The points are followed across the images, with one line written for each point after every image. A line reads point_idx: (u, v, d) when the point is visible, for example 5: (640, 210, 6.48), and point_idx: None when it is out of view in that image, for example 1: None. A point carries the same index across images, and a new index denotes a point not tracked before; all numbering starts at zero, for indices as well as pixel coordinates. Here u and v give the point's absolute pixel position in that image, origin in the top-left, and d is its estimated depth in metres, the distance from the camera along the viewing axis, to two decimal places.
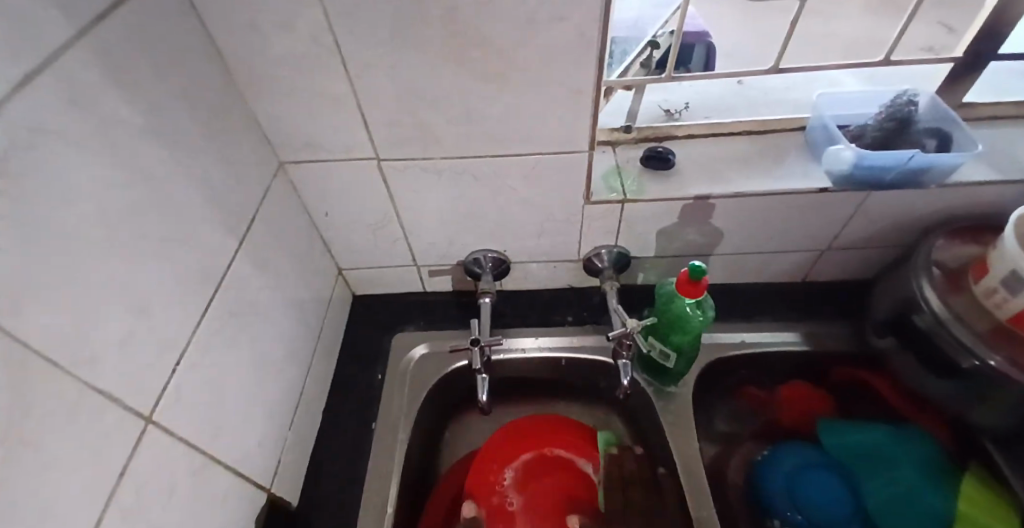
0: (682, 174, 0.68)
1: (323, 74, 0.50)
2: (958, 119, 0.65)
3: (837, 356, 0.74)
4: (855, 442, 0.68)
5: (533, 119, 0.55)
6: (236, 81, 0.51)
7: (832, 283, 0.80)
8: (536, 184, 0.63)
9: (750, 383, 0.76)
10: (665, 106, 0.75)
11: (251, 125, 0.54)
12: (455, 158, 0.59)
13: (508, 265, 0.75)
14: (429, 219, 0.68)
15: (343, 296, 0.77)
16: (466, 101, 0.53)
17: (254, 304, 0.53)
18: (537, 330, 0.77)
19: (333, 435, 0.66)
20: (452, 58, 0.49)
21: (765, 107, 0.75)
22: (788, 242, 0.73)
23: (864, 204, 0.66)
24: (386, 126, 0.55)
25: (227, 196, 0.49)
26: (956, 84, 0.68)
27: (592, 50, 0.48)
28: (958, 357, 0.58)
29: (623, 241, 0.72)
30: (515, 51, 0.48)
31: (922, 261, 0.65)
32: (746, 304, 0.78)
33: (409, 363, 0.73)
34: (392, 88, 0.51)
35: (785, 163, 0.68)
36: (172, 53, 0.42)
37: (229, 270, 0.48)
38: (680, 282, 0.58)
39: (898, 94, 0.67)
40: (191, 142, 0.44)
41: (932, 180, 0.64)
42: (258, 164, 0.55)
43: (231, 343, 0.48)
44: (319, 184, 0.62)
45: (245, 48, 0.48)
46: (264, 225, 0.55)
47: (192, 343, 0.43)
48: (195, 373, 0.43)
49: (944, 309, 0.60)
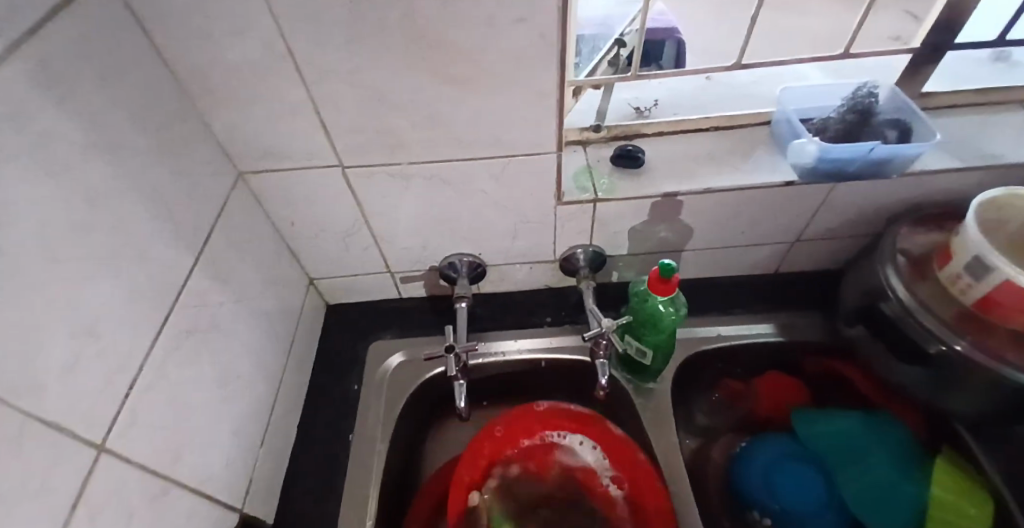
0: (652, 172, 0.68)
1: (281, 82, 0.49)
2: (917, 109, 0.66)
3: (810, 346, 0.75)
4: (831, 432, 0.68)
5: (500, 122, 0.54)
6: (190, 90, 0.49)
7: (804, 273, 0.81)
8: (506, 187, 0.63)
9: (727, 376, 0.77)
10: (634, 103, 0.75)
11: (208, 135, 0.52)
12: (422, 163, 0.58)
13: (483, 267, 0.75)
14: (399, 225, 0.67)
15: (316, 306, 0.76)
16: (430, 105, 0.52)
17: (217, 320, 0.51)
18: (514, 332, 0.76)
19: (308, 449, 0.65)
20: (413, 62, 0.48)
21: (732, 102, 0.75)
22: (758, 236, 0.74)
23: (830, 196, 0.67)
24: (349, 133, 0.54)
25: (183, 210, 0.47)
26: (917, 74, 0.70)
27: (555, 52, 0.48)
28: (926, 344, 0.60)
29: (597, 240, 0.72)
30: (477, 54, 0.48)
31: (887, 250, 0.66)
32: (720, 298, 0.79)
33: (386, 372, 0.72)
34: (353, 94, 0.50)
35: (752, 158, 0.69)
36: (116, 63, 0.40)
37: (187, 286, 0.47)
38: (650, 281, 0.58)
39: (858, 86, 0.68)
40: (141, 155, 0.43)
41: (894, 171, 0.65)
42: (217, 175, 0.53)
43: (192, 362, 0.47)
44: (283, 193, 0.61)
45: (197, 57, 0.46)
46: (225, 238, 0.54)
47: (148, 364, 0.41)
48: (153, 395, 0.42)
49: (910, 298, 0.61)
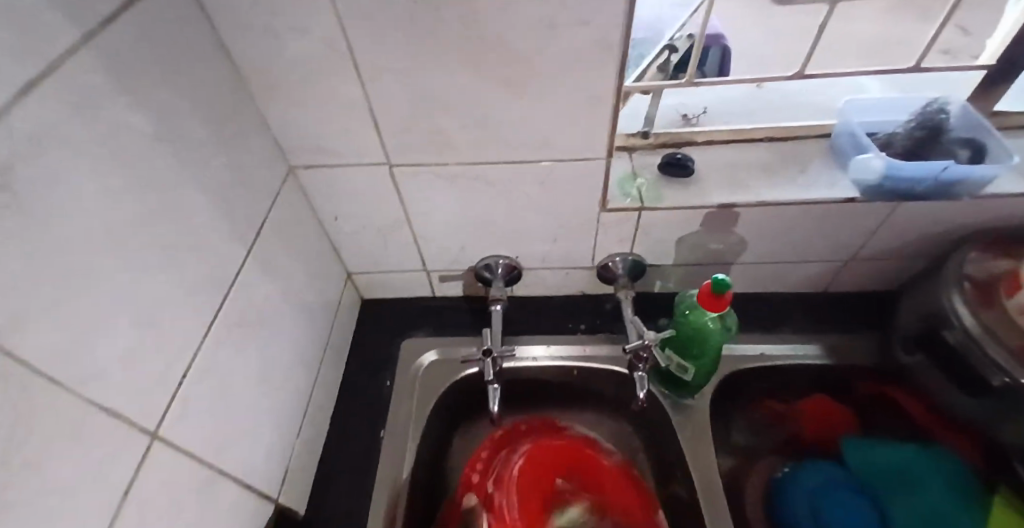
0: (702, 182, 0.66)
1: (334, 78, 0.49)
2: (993, 128, 0.62)
3: (861, 370, 0.72)
4: (881, 461, 0.64)
5: (551, 126, 0.53)
6: (245, 84, 0.49)
7: (855, 293, 0.78)
8: (550, 192, 0.61)
9: (768, 396, 0.75)
10: (682, 110, 0.73)
11: (260, 127, 0.52)
12: (469, 164, 0.58)
13: (520, 271, 0.73)
14: (440, 224, 0.66)
15: (351, 299, 0.76)
16: (481, 106, 0.51)
17: (262, 311, 0.51)
18: (548, 338, 0.75)
19: (341, 444, 0.65)
20: (469, 63, 0.47)
21: (787, 112, 0.72)
22: (811, 252, 0.71)
23: (893, 215, 0.64)
24: (399, 131, 0.54)
25: (235, 201, 0.48)
26: (990, 92, 0.66)
27: (613, 58, 0.47)
28: (986, 373, 0.57)
29: (639, 249, 0.71)
30: (534, 55, 0.47)
31: (952, 275, 0.63)
32: (764, 314, 0.77)
33: (420, 369, 0.72)
34: (407, 93, 0.50)
35: (809, 172, 0.66)
36: (182, 56, 0.41)
37: (236, 277, 0.47)
38: (701, 295, 0.56)
39: (929, 102, 0.65)
40: (199, 149, 0.43)
41: (964, 192, 0.62)
42: (268, 168, 0.54)
43: (239, 353, 0.47)
44: (329, 188, 0.61)
45: (254, 51, 0.47)
46: (272, 231, 0.54)
47: (198, 356, 0.41)
48: (202, 385, 0.42)
49: (976, 325, 0.58)
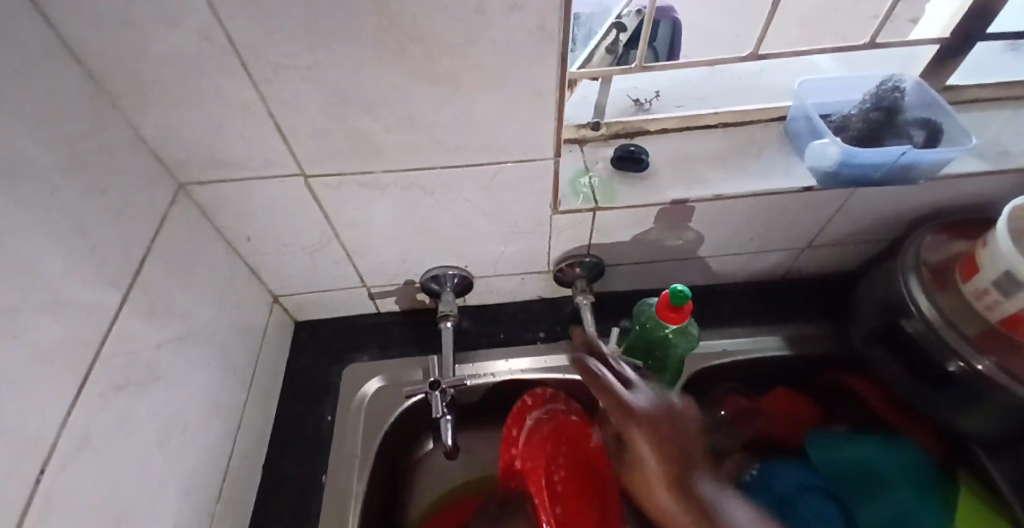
0: (657, 175, 0.61)
1: (219, 79, 0.40)
2: (947, 107, 0.61)
3: (821, 359, 0.71)
4: (846, 458, 0.64)
5: (491, 126, 0.47)
6: (105, 90, 0.40)
7: (810, 278, 0.77)
8: (495, 196, 0.55)
9: (733, 392, 0.72)
10: (633, 95, 0.68)
11: (132, 141, 0.43)
12: (398, 171, 0.50)
13: (471, 280, 0.68)
14: (376, 238, 0.59)
15: (281, 324, 0.68)
16: (407, 107, 0.44)
17: (155, 366, 0.43)
18: (504, 350, 0.70)
19: (278, 491, 0.58)
20: (387, 58, 0.39)
21: (741, 95, 0.69)
22: (768, 243, 0.68)
23: (849, 202, 0.62)
24: (311, 139, 0.46)
25: (102, 236, 0.39)
26: (942, 68, 0.64)
27: (556, 46, 0.40)
28: (941, 359, 0.56)
29: (595, 250, 0.66)
30: (464, 48, 0.39)
31: (909, 261, 0.61)
32: (724, 307, 0.74)
33: (363, 400, 0.65)
34: (314, 94, 0.42)
35: (764, 158, 0.63)
36: (13, 60, 0.31)
37: (112, 330, 0.39)
38: (659, 307, 0.52)
39: (883, 80, 0.62)
40: (45, 180, 0.34)
41: (920, 176, 0.60)
42: (150, 192, 0.45)
43: (125, 423, 0.39)
44: (233, 206, 0.52)
45: (109, 50, 0.37)
46: (162, 265, 0.45)
47: (64, 438, 0.33)
48: (75, 474, 0.34)
49: (933, 313, 0.56)
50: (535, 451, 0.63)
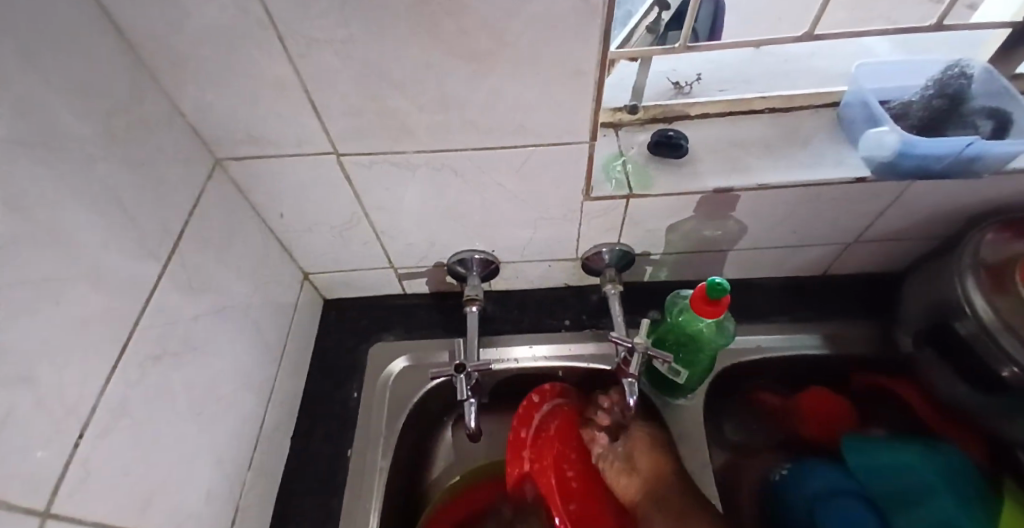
0: (695, 162, 0.59)
1: (254, 53, 0.39)
2: (1019, 95, 0.56)
3: (861, 359, 0.68)
4: (883, 463, 0.62)
5: (525, 106, 0.45)
6: (144, 63, 0.40)
7: (854, 275, 0.73)
8: (526, 180, 0.54)
9: (766, 388, 0.70)
10: (673, 78, 0.65)
11: (169, 116, 0.43)
12: (430, 152, 0.49)
13: (498, 265, 0.67)
14: (405, 219, 0.59)
15: (311, 302, 0.69)
16: (440, 86, 0.43)
17: (190, 338, 0.44)
18: (530, 337, 0.69)
19: (304, 464, 0.60)
20: (422, 33, 0.38)
21: (790, 78, 0.65)
22: (812, 236, 0.65)
23: (904, 195, 0.58)
24: (344, 117, 0.45)
25: (140, 209, 0.39)
26: (1012, 55, 0.59)
27: (597, 22, 0.38)
28: (996, 365, 0.52)
29: (627, 238, 0.64)
30: (501, 23, 0.38)
31: (967, 259, 0.57)
32: (759, 302, 0.71)
33: (388, 380, 0.66)
34: (347, 70, 0.41)
35: (813, 147, 0.59)
36: (54, 32, 0.32)
37: (149, 302, 0.39)
38: (696, 299, 0.50)
39: (948, 65, 0.58)
40: (84, 152, 0.34)
41: (985, 170, 0.56)
42: (187, 166, 0.45)
43: (159, 392, 0.40)
44: (266, 183, 0.53)
45: (148, 22, 0.37)
46: (197, 239, 0.46)
47: (102, 405, 0.34)
48: (112, 439, 0.35)
49: (990, 314, 0.52)
50: (545, 450, 0.63)
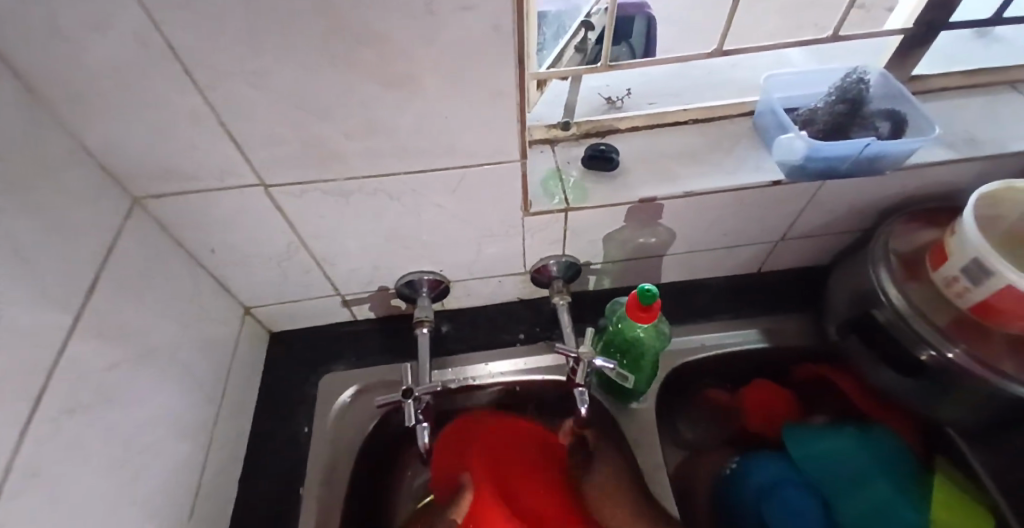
0: (628, 174, 0.61)
1: (165, 87, 0.39)
2: (911, 97, 0.61)
3: (797, 351, 0.71)
4: (823, 449, 0.64)
5: (451, 128, 0.46)
6: (46, 104, 0.39)
7: (787, 272, 0.77)
8: (463, 200, 0.55)
9: (713, 385, 0.74)
10: (604, 93, 0.68)
11: (80, 155, 0.42)
12: (363, 178, 0.49)
13: (447, 285, 0.67)
14: (346, 246, 0.58)
15: (254, 336, 0.67)
16: (365, 112, 0.43)
17: (111, 387, 0.42)
18: (483, 354, 0.70)
19: (253, 508, 0.57)
20: (340, 63, 0.39)
21: (711, 90, 0.69)
22: (742, 237, 0.68)
23: (818, 195, 0.62)
24: (269, 149, 0.45)
25: (46, 255, 0.37)
26: (907, 58, 0.64)
27: (512, 48, 0.40)
28: (913, 349, 0.56)
29: (571, 250, 0.65)
30: (417, 50, 0.39)
31: (880, 250, 0.62)
32: (702, 302, 0.74)
33: (339, 412, 0.64)
34: (267, 102, 0.41)
35: (735, 153, 0.63)
36: None
37: (62, 353, 0.37)
38: (629, 307, 0.52)
39: (848, 72, 0.62)
40: None
41: (887, 167, 0.60)
42: (101, 206, 0.43)
43: (77, 448, 0.38)
44: (194, 218, 0.51)
45: (47, 64, 0.36)
46: (118, 281, 0.44)
47: (11, 468, 0.32)
48: (25, 504, 0.33)
49: (903, 301, 0.57)
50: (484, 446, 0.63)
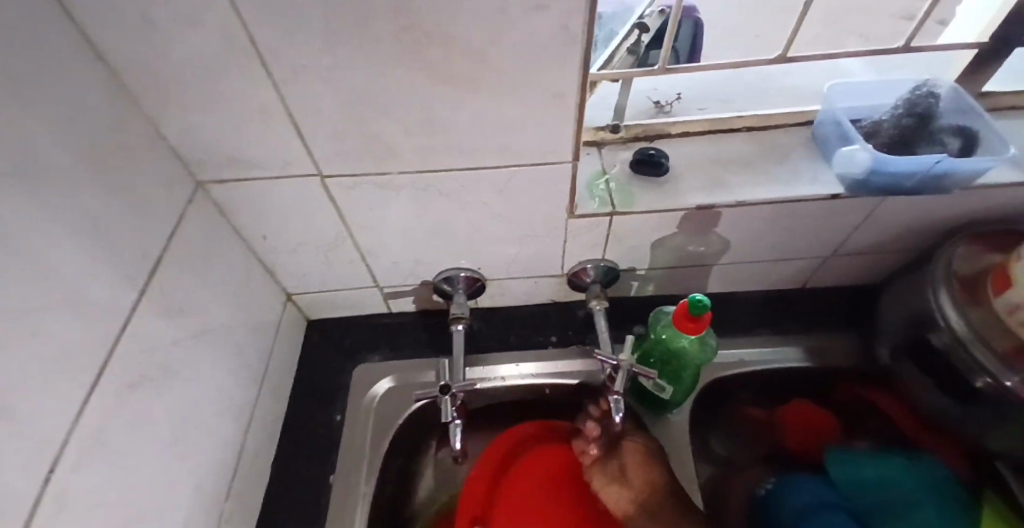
0: (677, 180, 0.60)
1: (237, 77, 0.39)
2: (984, 113, 0.58)
3: (842, 372, 0.69)
4: (867, 474, 0.62)
5: (507, 127, 0.46)
6: (124, 88, 0.40)
7: (835, 289, 0.74)
8: (510, 199, 0.54)
9: (749, 403, 0.72)
10: (654, 97, 0.67)
11: (150, 139, 0.43)
12: (414, 173, 0.50)
13: (484, 283, 0.67)
14: (390, 239, 0.58)
15: (294, 323, 0.68)
16: (425, 108, 0.43)
17: (167, 365, 0.43)
18: (516, 354, 0.69)
19: (286, 491, 0.58)
20: (407, 59, 0.39)
21: (766, 98, 0.67)
22: (791, 251, 0.66)
23: (876, 211, 0.59)
24: (328, 141, 0.46)
25: (117, 233, 0.38)
26: (979, 72, 0.61)
27: (578, 49, 0.39)
28: (971, 376, 0.54)
29: (612, 255, 0.65)
30: (484, 48, 0.38)
31: (939, 271, 0.59)
32: (743, 315, 0.72)
33: (373, 401, 0.65)
34: (330, 94, 0.41)
35: (790, 164, 0.61)
36: (36, 58, 0.31)
37: (125, 329, 0.38)
38: (677, 316, 0.51)
39: (916, 85, 0.60)
40: (63, 182, 0.33)
41: (954, 186, 0.58)
42: (166, 190, 0.45)
43: (136, 422, 0.39)
44: (249, 205, 0.52)
45: (129, 50, 0.37)
46: (178, 263, 0.45)
47: (76, 438, 0.33)
48: (88, 473, 0.34)
49: (963, 326, 0.54)
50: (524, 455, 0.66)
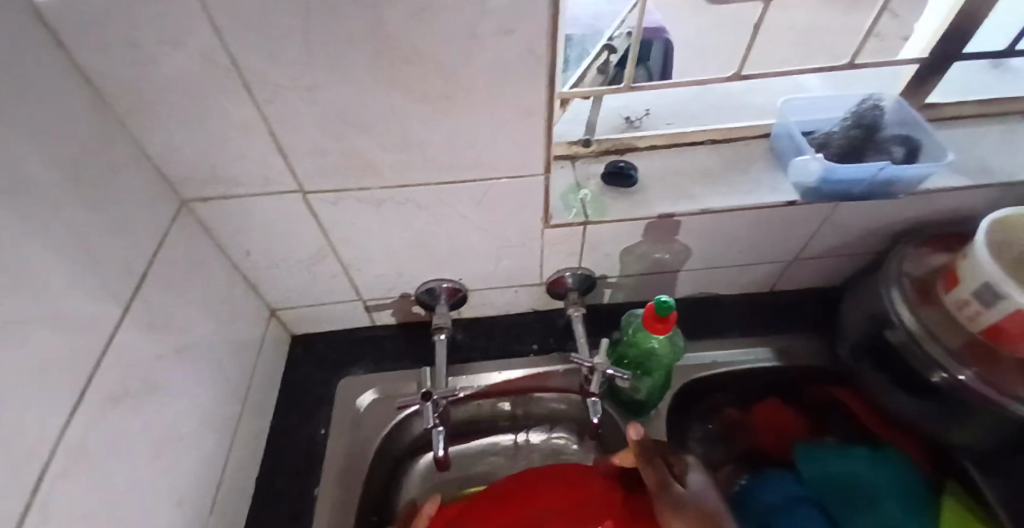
0: (646, 191, 0.63)
1: (220, 98, 0.41)
2: (924, 124, 0.63)
3: (810, 372, 0.72)
4: (834, 470, 0.64)
5: (480, 143, 0.48)
6: (109, 109, 0.41)
7: (801, 292, 0.78)
8: (487, 211, 0.57)
9: (725, 404, 0.75)
10: (624, 113, 0.70)
11: (134, 157, 0.45)
12: (393, 187, 0.52)
13: (465, 293, 0.69)
14: (372, 252, 0.60)
15: (278, 338, 0.69)
16: (401, 126, 0.46)
17: (150, 379, 0.44)
18: (498, 363, 0.71)
19: (270, 505, 0.59)
20: (384, 80, 0.41)
21: (729, 113, 0.71)
22: (756, 256, 0.69)
23: (831, 217, 0.63)
24: (309, 159, 0.48)
25: (99, 249, 0.40)
26: (921, 87, 0.66)
27: (544, 69, 0.42)
28: (926, 371, 0.57)
29: (587, 263, 0.67)
30: (455, 69, 0.41)
31: (893, 272, 0.62)
32: (715, 319, 0.75)
33: (357, 414, 0.66)
34: (311, 113, 0.43)
35: (751, 174, 0.65)
36: (24, 82, 0.33)
37: (110, 344, 0.40)
38: (647, 319, 0.53)
39: (863, 99, 0.64)
40: (51, 201, 0.35)
41: (900, 192, 0.62)
42: (150, 208, 0.46)
43: (120, 434, 0.40)
44: (233, 222, 0.54)
45: (114, 74, 0.39)
46: (161, 278, 0.47)
47: (62, 447, 0.34)
48: (73, 482, 0.35)
49: (915, 323, 0.58)
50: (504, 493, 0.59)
